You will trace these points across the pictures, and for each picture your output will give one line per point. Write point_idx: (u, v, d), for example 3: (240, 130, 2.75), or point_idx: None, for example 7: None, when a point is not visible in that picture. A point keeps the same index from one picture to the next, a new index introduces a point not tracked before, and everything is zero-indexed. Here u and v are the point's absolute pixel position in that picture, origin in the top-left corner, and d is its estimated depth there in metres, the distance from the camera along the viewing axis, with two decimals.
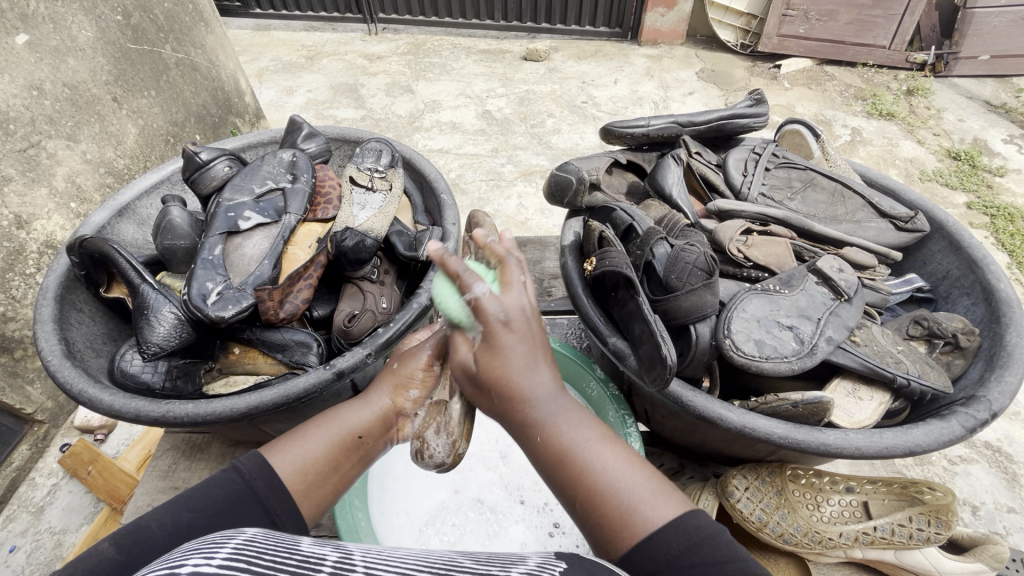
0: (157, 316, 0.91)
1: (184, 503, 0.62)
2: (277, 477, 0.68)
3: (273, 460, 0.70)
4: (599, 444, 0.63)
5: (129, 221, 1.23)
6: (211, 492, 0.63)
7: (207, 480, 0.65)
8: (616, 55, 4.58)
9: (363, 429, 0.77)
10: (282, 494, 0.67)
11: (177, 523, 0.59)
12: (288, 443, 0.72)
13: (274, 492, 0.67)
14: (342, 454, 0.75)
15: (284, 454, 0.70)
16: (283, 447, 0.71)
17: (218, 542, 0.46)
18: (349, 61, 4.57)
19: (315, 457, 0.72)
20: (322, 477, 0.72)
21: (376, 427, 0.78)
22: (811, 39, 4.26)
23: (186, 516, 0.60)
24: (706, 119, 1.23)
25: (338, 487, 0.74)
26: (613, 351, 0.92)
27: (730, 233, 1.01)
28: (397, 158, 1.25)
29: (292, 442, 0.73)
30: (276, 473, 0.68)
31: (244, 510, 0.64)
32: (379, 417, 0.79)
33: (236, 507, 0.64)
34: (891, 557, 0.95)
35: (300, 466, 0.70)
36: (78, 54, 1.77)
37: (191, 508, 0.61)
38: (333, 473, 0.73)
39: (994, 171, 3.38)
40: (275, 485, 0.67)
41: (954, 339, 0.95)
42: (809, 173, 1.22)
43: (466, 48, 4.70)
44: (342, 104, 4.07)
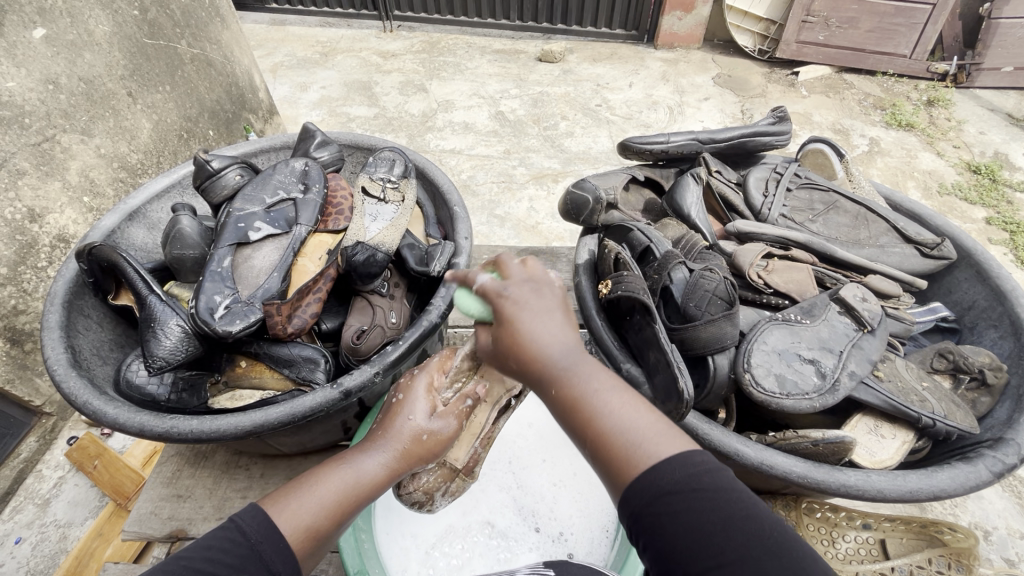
0: (164, 329, 0.90)
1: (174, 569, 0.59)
2: (279, 536, 0.64)
3: (274, 517, 0.66)
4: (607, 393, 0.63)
5: (139, 224, 1.22)
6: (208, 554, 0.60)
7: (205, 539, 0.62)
8: (632, 57, 4.53)
9: (373, 489, 0.73)
10: (288, 557, 0.64)
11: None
12: (296, 496, 0.68)
13: (277, 550, 0.64)
14: (348, 510, 0.71)
15: (293, 510, 0.67)
16: (293, 503, 0.67)
17: None
18: (363, 58, 4.56)
19: (323, 514, 0.68)
20: (324, 532, 0.68)
21: (383, 486, 0.75)
22: (830, 46, 4.20)
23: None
24: (728, 137, 1.20)
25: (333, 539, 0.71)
26: (626, 377, 0.90)
27: (750, 258, 0.98)
28: (410, 168, 1.23)
29: (302, 491, 0.69)
30: (283, 532, 0.65)
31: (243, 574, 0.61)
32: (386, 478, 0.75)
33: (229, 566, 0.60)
34: None
35: (304, 524, 0.66)
36: (94, 49, 1.77)
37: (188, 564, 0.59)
38: (335, 527, 0.70)
39: (1015, 186, 3.31)
40: (279, 544, 0.64)
41: (981, 375, 0.92)
42: (831, 195, 1.18)
43: (480, 48, 4.68)
44: (355, 102, 4.07)
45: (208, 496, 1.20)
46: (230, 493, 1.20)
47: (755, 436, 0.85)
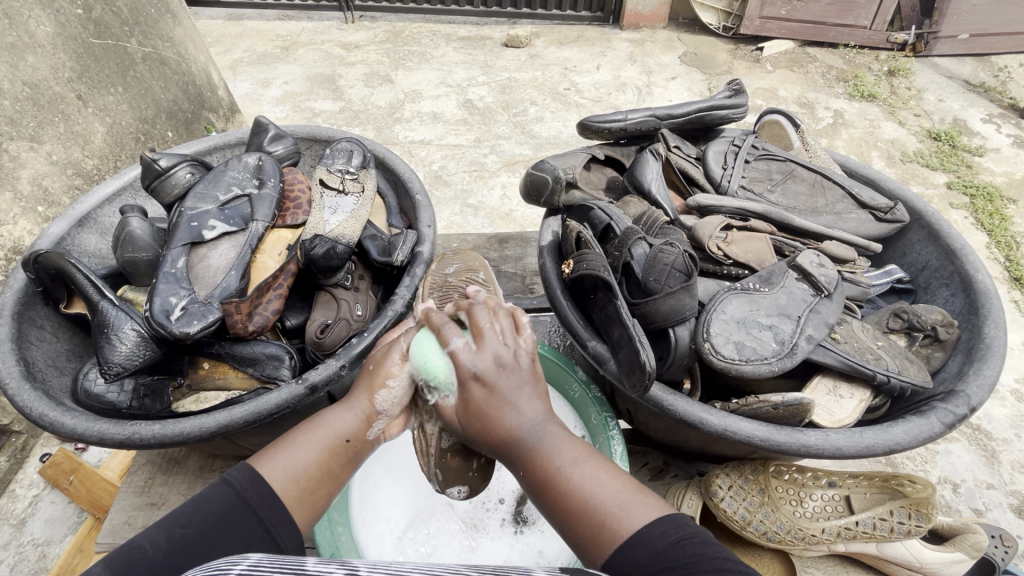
0: (119, 334, 0.88)
1: (175, 519, 0.66)
2: (266, 488, 0.71)
3: (261, 470, 0.72)
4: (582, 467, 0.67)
5: (91, 230, 1.18)
6: (201, 506, 0.67)
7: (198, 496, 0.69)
8: (598, 39, 4.52)
9: (351, 433, 0.79)
10: (275, 505, 0.70)
11: (169, 539, 0.64)
12: (273, 453, 0.75)
13: (265, 503, 0.70)
14: (331, 459, 0.77)
15: (271, 465, 0.73)
16: (272, 455, 0.74)
17: (221, 568, 0.49)
18: (326, 50, 4.46)
19: (304, 465, 0.74)
20: (314, 482, 0.74)
21: (361, 432, 0.80)
22: (792, 21, 4.24)
23: (174, 532, 0.65)
24: (685, 112, 1.20)
25: (332, 490, 0.76)
26: (593, 355, 0.90)
27: (709, 230, 0.99)
28: (369, 158, 1.21)
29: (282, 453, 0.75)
30: (266, 483, 0.71)
31: (233, 523, 0.67)
32: (362, 420, 0.81)
33: (226, 520, 0.67)
34: (874, 550, 0.96)
35: (288, 477, 0.73)
36: (37, 51, 1.70)
37: (183, 524, 0.65)
38: (321, 478, 0.75)
39: (974, 151, 3.41)
40: (265, 495, 0.70)
41: (933, 332, 0.95)
42: (788, 165, 1.20)
43: (445, 36, 4.61)
44: (320, 96, 3.99)
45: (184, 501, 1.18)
46: None
47: (719, 404, 0.87)
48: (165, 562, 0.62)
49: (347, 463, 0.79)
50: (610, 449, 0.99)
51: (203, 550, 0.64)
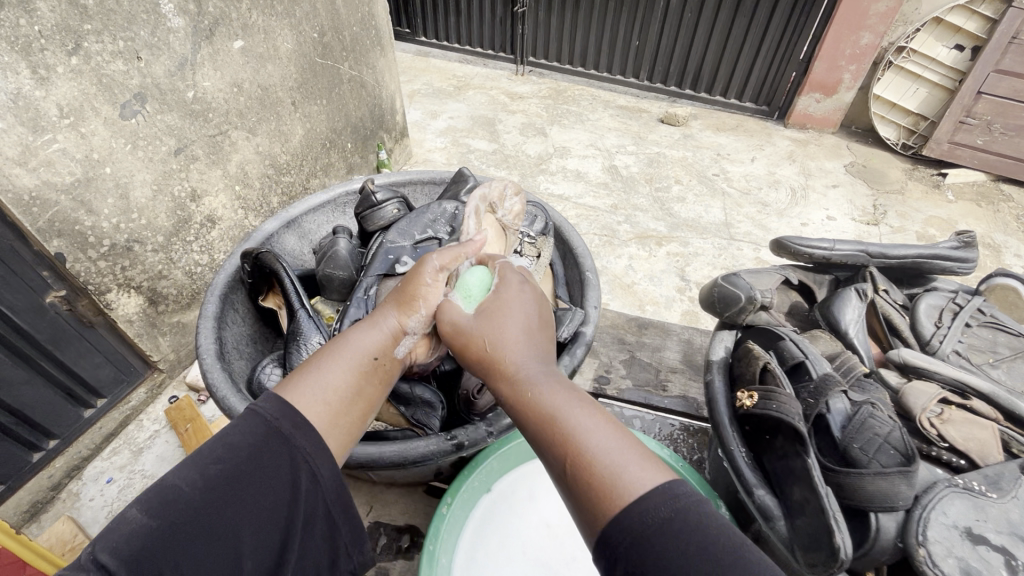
0: (306, 345, 0.97)
1: (207, 455, 0.69)
2: (297, 415, 0.75)
3: (291, 400, 0.76)
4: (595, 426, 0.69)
5: (294, 232, 1.33)
6: (232, 441, 0.71)
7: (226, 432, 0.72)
8: (759, 132, 4.41)
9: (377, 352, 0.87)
10: (308, 431, 0.75)
11: (204, 477, 0.67)
12: (300, 384, 0.79)
13: (300, 429, 0.75)
14: (360, 378, 0.83)
15: (304, 393, 0.77)
16: (298, 383, 0.79)
17: None
18: (492, 96, 4.82)
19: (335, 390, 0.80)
20: (346, 401, 0.80)
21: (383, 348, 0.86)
22: (989, 152, 3.85)
23: (205, 468, 0.68)
24: (901, 255, 1.09)
25: (362, 408, 0.82)
26: (757, 505, 0.81)
27: (922, 401, 0.88)
28: (548, 226, 1.26)
29: (309, 384, 0.80)
30: (299, 410, 0.76)
31: (268, 450, 0.71)
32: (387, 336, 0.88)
33: (260, 452, 0.71)
34: None
35: (318, 400, 0.78)
36: (275, 62, 2.00)
37: (216, 462, 0.68)
38: (351, 398, 0.81)
39: None
40: (298, 421, 0.75)
41: None
42: (1021, 341, 1.03)
43: (604, 102, 4.78)
44: (477, 135, 4.29)
45: None
46: None
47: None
48: (204, 497, 0.66)
49: (376, 382, 0.85)
50: None
51: (239, 481, 0.68)
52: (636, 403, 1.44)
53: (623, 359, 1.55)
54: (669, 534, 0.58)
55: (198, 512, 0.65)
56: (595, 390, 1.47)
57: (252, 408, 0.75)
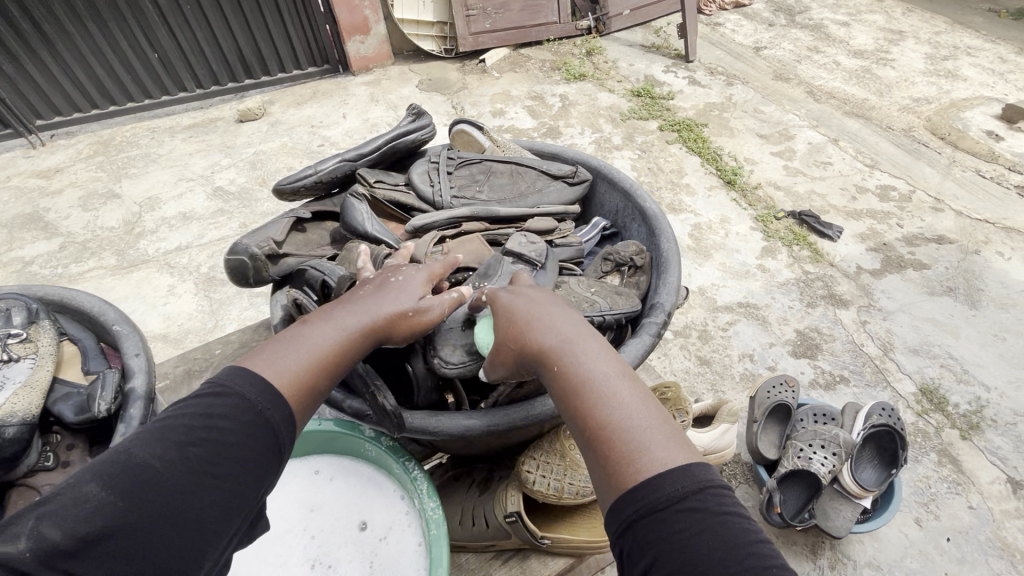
0: None
1: (175, 435, 0.70)
2: (266, 385, 0.78)
3: (262, 372, 0.78)
4: (634, 404, 0.74)
5: None
6: (200, 409, 0.73)
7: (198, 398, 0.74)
8: (336, 90, 4.51)
9: (334, 350, 0.85)
10: (270, 395, 0.77)
11: (167, 457, 0.68)
12: (275, 351, 0.82)
13: (263, 411, 0.76)
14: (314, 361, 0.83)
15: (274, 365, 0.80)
16: (279, 358, 0.80)
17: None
18: (17, 185, 3.70)
19: (301, 364, 0.81)
20: (318, 375, 0.82)
21: (347, 341, 0.86)
22: (498, 31, 4.79)
23: (173, 440, 0.69)
24: (374, 147, 1.23)
25: (327, 372, 0.83)
26: (353, 412, 0.92)
27: (423, 248, 1.07)
28: (37, 308, 1.04)
29: (280, 354, 0.82)
30: (270, 384, 0.78)
31: (223, 450, 0.71)
32: (374, 329, 0.88)
33: (219, 451, 0.71)
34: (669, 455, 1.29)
35: (288, 372, 0.80)
36: None
37: (194, 445, 0.70)
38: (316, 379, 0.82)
39: (666, 97, 4.47)
40: (272, 393, 0.77)
41: (632, 261, 1.12)
42: (486, 164, 1.31)
43: (168, 129, 4.16)
44: (27, 240, 3.30)
45: None
46: None
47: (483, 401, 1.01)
48: (161, 477, 0.66)
49: (318, 391, 0.83)
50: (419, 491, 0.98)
51: (186, 476, 0.68)
52: None
53: None
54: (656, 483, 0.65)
55: (143, 494, 0.64)
56: None
57: (237, 391, 0.76)
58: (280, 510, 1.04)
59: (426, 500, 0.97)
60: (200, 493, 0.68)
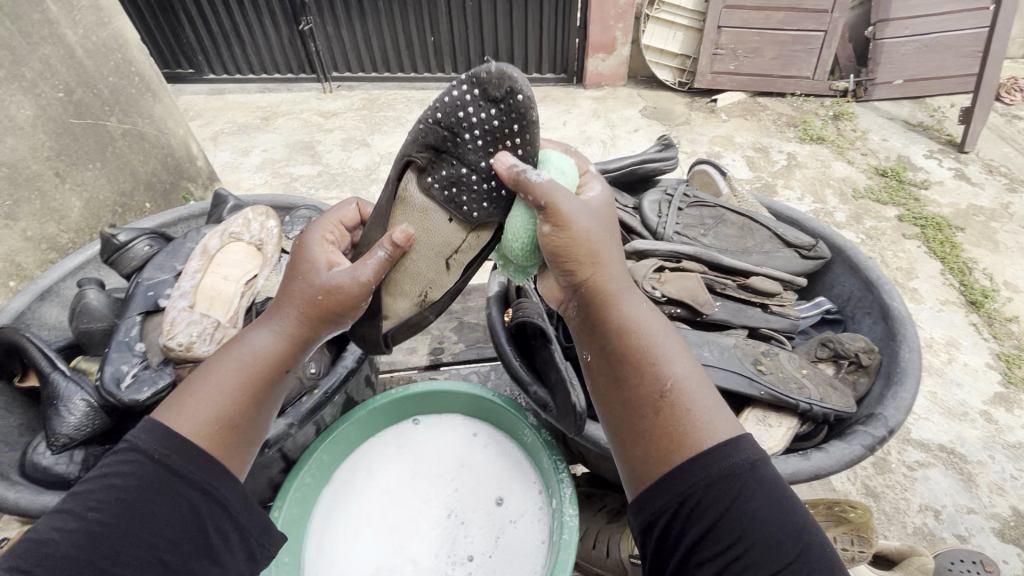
0: (72, 405, 1.13)
1: (89, 507, 0.77)
2: (177, 434, 0.83)
3: (170, 423, 0.84)
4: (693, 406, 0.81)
5: (51, 302, 1.54)
6: (133, 487, 0.79)
7: (118, 477, 0.79)
8: (564, 98, 4.75)
9: (270, 360, 0.92)
10: (181, 441, 0.83)
11: (82, 525, 0.75)
12: (194, 399, 0.87)
13: (187, 451, 0.83)
14: (236, 383, 0.89)
15: (182, 411, 0.85)
16: (183, 411, 0.85)
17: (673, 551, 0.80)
18: (304, 119, 4.66)
19: (225, 398, 0.88)
20: (239, 408, 0.89)
21: (275, 347, 0.93)
22: (741, 74, 4.61)
23: (81, 511, 0.77)
24: (618, 167, 1.33)
25: (244, 400, 0.89)
26: (535, 400, 0.98)
27: (643, 271, 1.06)
28: (313, 214, 1.36)
29: (193, 401, 0.87)
30: (177, 432, 0.83)
31: (150, 491, 0.79)
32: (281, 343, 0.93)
33: (147, 493, 0.79)
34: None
35: (192, 421, 0.85)
36: (15, 132, 2.07)
37: (95, 508, 0.77)
38: (242, 401, 0.90)
39: (919, 184, 3.84)
40: (183, 439, 0.83)
41: (857, 359, 1.02)
42: (719, 210, 1.29)
43: (419, 101, 4.83)
44: (299, 161, 4.15)
45: None
46: None
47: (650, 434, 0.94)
48: (78, 541, 0.74)
49: (259, 397, 0.91)
50: (561, 492, 1.23)
51: (118, 529, 0.76)
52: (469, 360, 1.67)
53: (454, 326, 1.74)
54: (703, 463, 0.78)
55: (71, 552, 0.73)
56: (435, 363, 1.68)
57: (132, 445, 0.81)
58: (446, 458, 1.42)
59: (567, 506, 1.20)
60: (122, 554, 0.75)
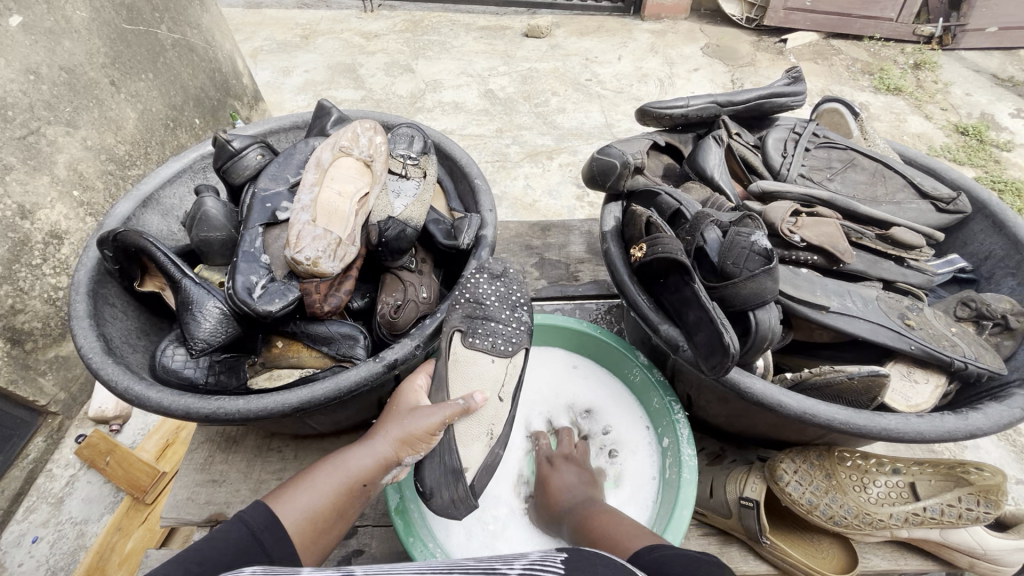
0: (202, 311, 0.89)
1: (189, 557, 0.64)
2: (276, 523, 0.75)
3: (273, 510, 0.76)
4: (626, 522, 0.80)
5: (154, 211, 1.19)
6: (217, 544, 0.67)
7: (213, 534, 0.69)
8: (620, 31, 4.24)
9: (366, 479, 0.85)
10: (279, 534, 0.74)
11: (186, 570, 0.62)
12: (289, 494, 0.79)
13: (278, 540, 0.74)
14: (338, 495, 0.82)
15: (283, 506, 0.77)
16: (290, 500, 0.78)
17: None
18: (346, 39, 4.25)
19: (321, 506, 0.79)
20: (328, 523, 0.80)
21: (374, 472, 0.85)
22: (818, 12, 3.95)
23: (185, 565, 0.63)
24: (745, 100, 1.22)
25: (337, 510, 0.81)
26: (665, 339, 0.92)
27: (781, 214, 0.98)
28: (429, 144, 1.22)
29: (294, 495, 0.79)
30: (278, 521, 0.75)
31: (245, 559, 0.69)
32: (379, 464, 0.85)
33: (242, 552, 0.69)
34: None
35: (295, 516, 0.77)
36: (73, 36, 1.77)
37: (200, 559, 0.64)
38: (336, 513, 0.81)
39: (1002, 146, 3.22)
40: (278, 535, 0.74)
41: (1004, 321, 0.95)
42: (849, 153, 1.20)
43: (465, 25, 4.37)
44: (341, 85, 3.81)
45: (244, 479, 1.19)
46: (266, 476, 1.19)
47: (779, 379, 0.90)
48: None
49: (351, 505, 0.84)
50: (677, 432, 1.02)
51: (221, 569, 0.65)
52: (554, 297, 1.52)
53: (534, 262, 1.58)
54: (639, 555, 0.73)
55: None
56: None
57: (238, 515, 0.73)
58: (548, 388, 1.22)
59: (683, 446, 1.00)
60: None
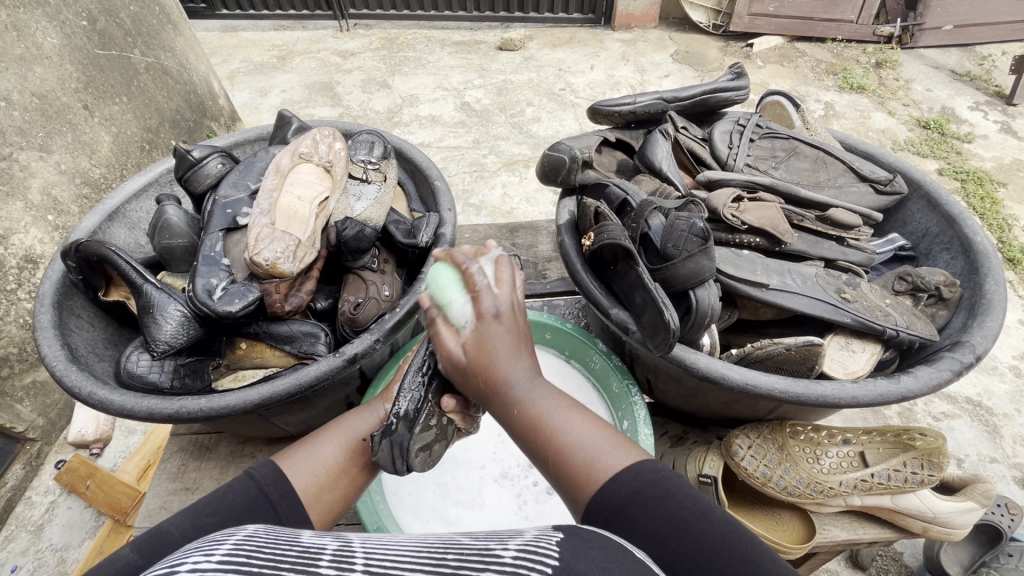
0: (164, 315, 0.91)
1: (200, 508, 0.64)
2: (287, 480, 0.73)
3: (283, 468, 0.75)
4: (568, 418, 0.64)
5: (120, 224, 1.21)
6: (228, 498, 0.66)
7: (224, 490, 0.67)
8: (591, 41, 4.33)
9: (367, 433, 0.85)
10: (291, 495, 0.72)
11: (196, 527, 0.61)
12: (297, 453, 0.78)
13: (287, 493, 0.72)
14: (349, 453, 0.82)
15: (293, 462, 0.76)
16: (298, 456, 0.78)
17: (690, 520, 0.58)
18: (322, 58, 4.30)
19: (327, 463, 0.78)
20: (335, 480, 0.78)
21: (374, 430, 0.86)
22: (781, 16, 4.06)
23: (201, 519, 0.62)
24: (690, 95, 1.27)
25: (344, 472, 0.80)
26: (616, 322, 0.96)
27: (723, 199, 1.02)
28: (389, 149, 1.26)
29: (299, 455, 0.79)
30: (288, 477, 0.74)
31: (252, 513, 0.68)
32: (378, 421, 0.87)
33: (247, 510, 0.67)
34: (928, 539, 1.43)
35: (309, 472, 0.76)
36: (44, 62, 1.80)
37: (210, 512, 0.63)
38: (346, 475, 0.80)
39: (963, 138, 3.33)
40: (286, 483, 0.73)
41: (937, 291, 1.00)
42: (791, 142, 1.26)
43: (440, 41, 4.44)
44: (318, 103, 3.85)
45: (218, 486, 1.20)
46: None
47: (725, 355, 0.94)
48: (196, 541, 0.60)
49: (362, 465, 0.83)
50: (634, 415, 1.05)
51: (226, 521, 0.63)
52: (523, 295, 1.55)
53: None
54: (609, 495, 0.57)
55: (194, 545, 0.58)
56: None
57: (248, 471, 0.72)
58: None
59: (641, 426, 1.02)
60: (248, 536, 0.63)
